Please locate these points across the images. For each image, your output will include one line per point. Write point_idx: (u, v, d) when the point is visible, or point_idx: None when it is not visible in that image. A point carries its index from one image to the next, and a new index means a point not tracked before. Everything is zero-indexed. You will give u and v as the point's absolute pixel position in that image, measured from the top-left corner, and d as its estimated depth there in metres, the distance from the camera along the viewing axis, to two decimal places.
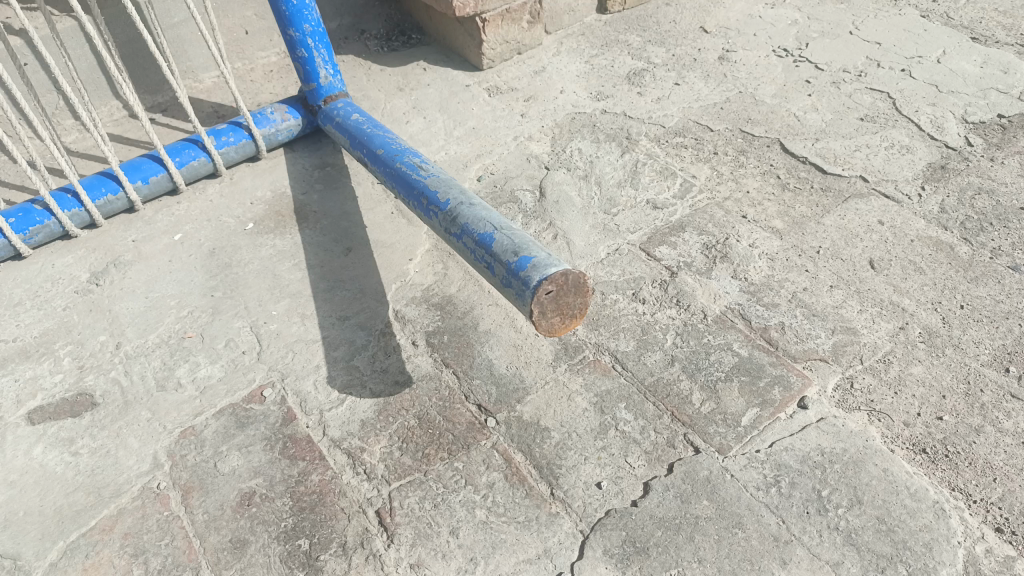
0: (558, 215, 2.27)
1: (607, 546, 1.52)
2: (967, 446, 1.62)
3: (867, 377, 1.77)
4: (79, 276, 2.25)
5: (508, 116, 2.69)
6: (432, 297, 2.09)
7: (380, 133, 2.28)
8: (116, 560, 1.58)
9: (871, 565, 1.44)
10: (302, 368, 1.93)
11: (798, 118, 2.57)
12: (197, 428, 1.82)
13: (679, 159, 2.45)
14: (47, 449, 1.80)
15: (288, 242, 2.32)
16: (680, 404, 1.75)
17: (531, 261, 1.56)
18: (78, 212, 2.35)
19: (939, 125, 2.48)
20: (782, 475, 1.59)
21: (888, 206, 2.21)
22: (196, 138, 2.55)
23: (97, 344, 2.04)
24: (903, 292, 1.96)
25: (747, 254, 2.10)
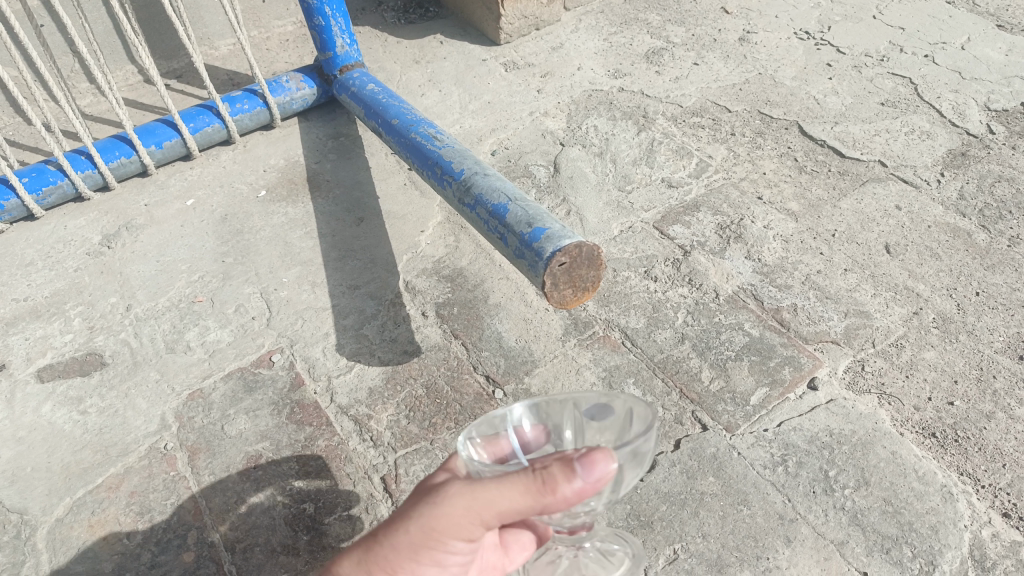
0: (572, 191, 2.26)
1: (610, 519, 1.51)
2: (977, 431, 1.60)
3: (878, 360, 1.75)
4: (91, 238, 2.25)
5: (524, 91, 2.67)
6: (443, 270, 2.08)
7: (395, 103, 2.26)
8: (122, 517, 1.59)
9: (876, 545, 1.44)
10: (311, 336, 1.93)
11: (818, 101, 2.54)
12: (205, 390, 1.83)
13: (695, 139, 2.43)
14: (57, 407, 1.81)
15: (300, 211, 2.31)
16: (688, 381, 1.74)
17: (545, 232, 1.56)
18: (91, 174, 2.35)
19: (961, 112, 2.45)
20: (789, 455, 1.59)
21: (906, 191, 2.19)
22: (211, 104, 2.54)
23: (107, 306, 2.05)
24: (919, 277, 1.94)
25: (762, 235, 2.08)
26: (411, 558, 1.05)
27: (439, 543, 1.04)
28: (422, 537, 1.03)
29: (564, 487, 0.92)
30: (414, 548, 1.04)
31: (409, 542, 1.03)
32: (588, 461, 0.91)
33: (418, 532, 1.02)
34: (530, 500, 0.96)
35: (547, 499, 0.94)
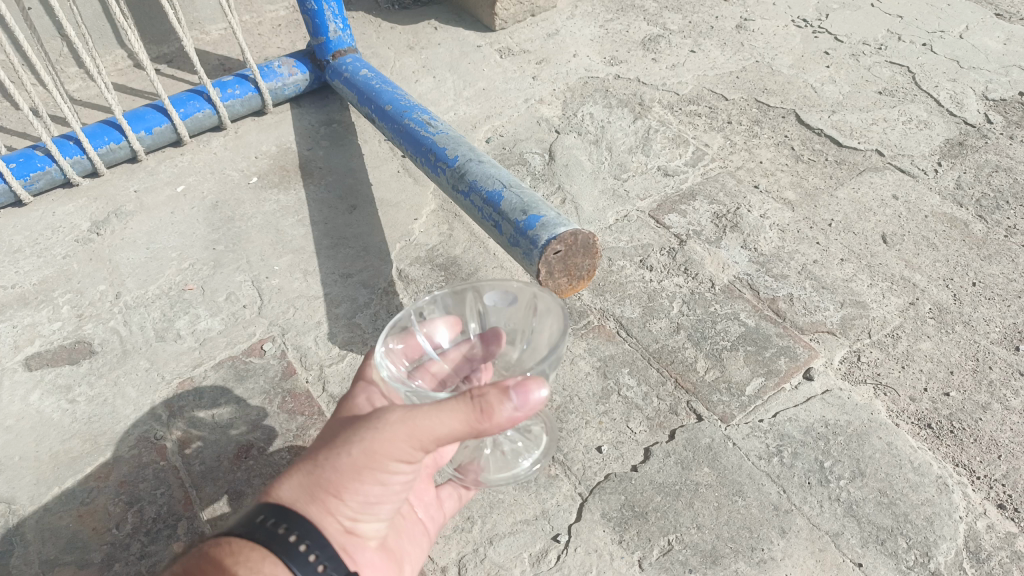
0: (567, 179, 2.23)
1: (605, 510, 1.50)
2: (973, 422, 1.60)
3: (874, 350, 1.74)
4: (80, 225, 2.22)
5: (519, 78, 2.64)
6: (436, 258, 2.06)
7: (389, 89, 2.23)
8: (112, 507, 1.57)
9: (871, 537, 1.43)
10: (303, 324, 1.91)
11: (815, 89, 2.52)
12: (195, 379, 1.81)
13: (692, 127, 2.41)
14: (45, 396, 1.79)
15: (292, 198, 2.29)
16: (683, 371, 1.73)
17: (540, 220, 1.54)
18: (80, 160, 2.31)
19: (959, 101, 2.43)
20: (784, 445, 1.58)
21: (903, 180, 2.17)
22: (202, 89, 2.51)
23: (96, 293, 2.02)
24: (915, 267, 1.92)
25: (758, 224, 2.07)
26: (353, 485, 1.06)
27: (380, 469, 1.06)
28: (364, 460, 1.05)
29: (501, 413, 0.97)
30: (355, 473, 1.06)
31: (352, 465, 1.05)
32: (522, 389, 0.98)
33: (361, 455, 1.05)
34: (470, 425, 1.00)
35: (486, 424, 0.99)
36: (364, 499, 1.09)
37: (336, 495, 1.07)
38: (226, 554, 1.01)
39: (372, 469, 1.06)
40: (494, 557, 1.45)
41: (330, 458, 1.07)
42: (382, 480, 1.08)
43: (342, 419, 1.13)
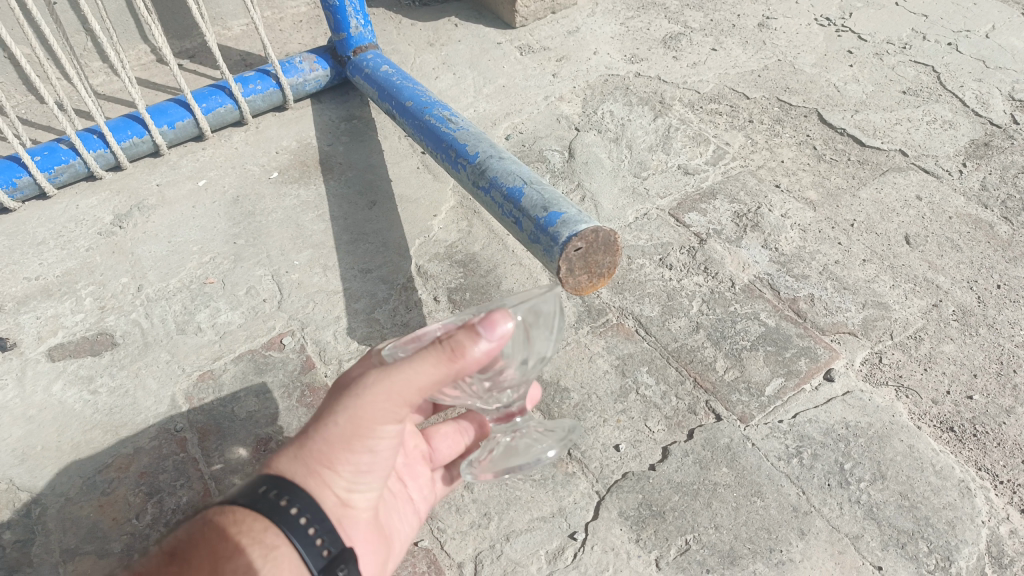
0: (586, 176, 2.23)
1: (622, 508, 1.50)
2: (996, 426, 1.58)
3: (896, 352, 1.73)
4: (103, 218, 2.24)
5: (539, 75, 2.64)
6: (455, 255, 2.07)
7: (410, 85, 2.24)
8: (133, 497, 1.59)
9: (892, 540, 1.42)
10: (322, 319, 1.92)
11: (838, 88, 2.50)
12: (215, 371, 1.82)
13: (712, 125, 2.40)
14: (67, 386, 1.81)
15: (312, 193, 2.30)
16: (702, 370, 1.72)
17: (560, 217, 1.54)
18: (103, 154, 2.34)
19: (985, 102, 2.41)
20: (804, 447, 1.57)
21: (927, 181, 2.15)
22: (224, 84, 2.52)
23: (118, 286, 2.04)
24: (939, 269, 1.90)
25: (779, 224, 2.05)
26: (345, 451, 1.12)
27: (369, 434, 1.11)
28: (352, 426, 1.10)
29: (474, 349, 1.02)
30: (345, 440, 1.12)
31: (340, 432, 1.11)
32: (486, 325, 1.02)
33: (348, 421, 1.10)
34: (445, 376, 1.05)
35: (460, 370, 1.04)
36: (356, 465, 1.14)
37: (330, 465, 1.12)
38: (229, 523, 1.06)
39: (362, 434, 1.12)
40: (511, 553, 1.46)
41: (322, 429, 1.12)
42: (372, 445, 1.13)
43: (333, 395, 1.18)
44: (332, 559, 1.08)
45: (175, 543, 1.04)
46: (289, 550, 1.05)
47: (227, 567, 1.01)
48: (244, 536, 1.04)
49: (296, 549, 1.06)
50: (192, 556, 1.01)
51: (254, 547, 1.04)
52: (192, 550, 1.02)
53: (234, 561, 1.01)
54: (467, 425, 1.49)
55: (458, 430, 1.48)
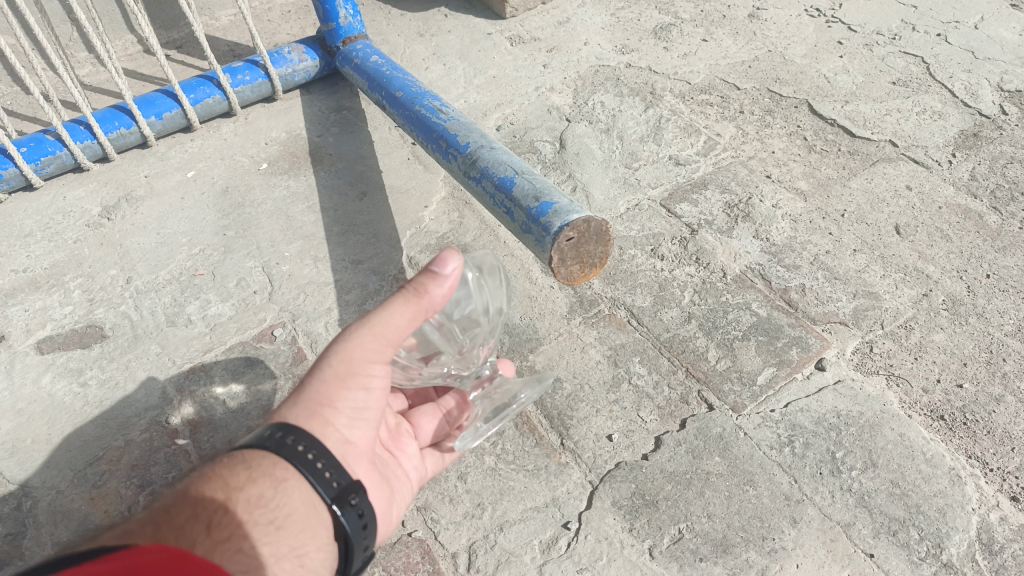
0: (578, 167, 2.23)
1: (615, 498, 1.50)
2: (986, 414, 1.59)
3: (887, 342, 1.74)
4: (91, 210, 2.22)
5: (530, 66, 2.63)
6: (447, 246, 2.06)
7: (400, 76, 2.22)
8: (123, 490, 1.58)
9: (883, 527, 1.43)
10: (313, 310, 1.91)
11: (828, 79, 2.50)
12: (206, 364, 1.81)
13: (703, 116, 2.40)
14: (56, 379, 1.79)
15: (302, 184, 2.28)
16: (695, 360, 1.73)
17: (552, 207, 1.53)
18: (90, 145, 2.31)
19: (974, 92, 2.42)
20: (796, 436, 1.57)
21: (917, 171, 2.16)
22: (212, 75, 2.50)
23: (107, 278, 2.02)
24: (929, 259, 1.91)
25: (770, 214, 2.06)
26: (340, 392, 1.20)
27: (359, 376, 1.21)
28: (344, 369, 1.20)
29: (435, 287, 1.20)
30: (339, 381, 1.19)
31: (334, 373, 1.19)
32: (441, 262, 1.20)
33: (340, 363, 1.19)
34: (418, 313, 1.20)
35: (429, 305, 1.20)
36: (352, 408, 1.21)
37: (328, 406, 1.19)
38: (237, 463, 1.09)
39: (354, 377, 1.21)
40: (504, 543, 1.46)
41: (315, 376, 1.20)
42: (364, 390, 1.22)
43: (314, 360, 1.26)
44: (343, 490, 1.12)
45: (184, 483, 1.05)
46: (299, 483, 1.10)
47: (240, 496, 1.04)
48: (254, 471, 1.08)
49: (306, 481, 1.10)
50: (206, 488, 1.03)
51: (265, 480, 1.08)
52: (205, 485, 1.04)
53: (247, 491, 1.05)
54: (449, 405, 1.51)
55: (442, 412, 1.50)
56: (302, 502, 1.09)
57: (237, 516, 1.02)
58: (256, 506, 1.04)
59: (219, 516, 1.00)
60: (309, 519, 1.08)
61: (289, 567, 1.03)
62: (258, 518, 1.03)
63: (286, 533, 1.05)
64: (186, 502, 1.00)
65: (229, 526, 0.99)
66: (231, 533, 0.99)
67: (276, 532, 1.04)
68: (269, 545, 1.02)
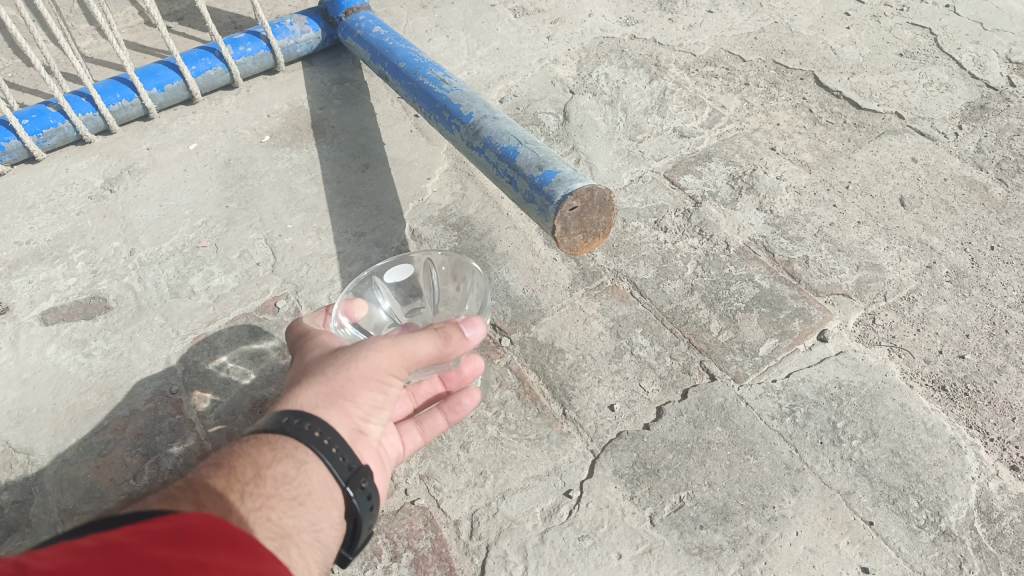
0: (581, 139, 2.22)
1: (617, 467, 1.51)
2: (987, 384, 1.59)
3: (890, 313, 1.73)
4: (93, 182, 2.22)
5: (534, 37, 2.60)
6: (449, 218, 2.06)
7: (402, 46, 2.21)
8: (129, 458, 1.59)
9: (883, 496, 1.44)
10: (316, 282, 1.92)
11: (835, 51, 2.48)
12: (210, 334, 1.82)
13: (708, 88, 2.38)
14: (61, 349, 1.81)
15: (305, 156, 2.27)
16: (697, 332, 1.73)
17: (556, 176, 1.52)
18: (92, 117, 2.30)
19: (981, 64, 2.39)
20: (797, 405, 1.58)
21: (923, 143, 2.15)
22: (214, 47, 2.48)
23: (110, 250, 2.03)
24: (933, 231, 1.91)
25: (774, 186, 2.05)
26: (361, 391, 1.21)
27: (380, 382, 1.23)
28: (369, 372, 1.21)
29: (461, 336, 1.24)
30: (363, 382, 1.21)
31: (359, 374, 1.21)
32: (472, 322, 1.25)
33: (365, 367, 1.21)
34: (440, 350, 1.25)
35: (449, 349, 1.25)
36: (369, 406, 1.22)
37: (347, 401, 1.19)
38: (262, 443, 1.09)
39: (373, 380, 1.22)
40: (507, 511, 1.47)
41: (335, 370, 1.21)
42: (380, 392, 1.23)
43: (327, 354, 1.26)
44: (355, 473, 1.13)
45: (211, 458, 1.04)
46: (317, 464, 1.10)
47: (267, 473, 1.04)
48: (279, 452, 1.08)
49: (323, 464, 1.10)
50: (236, 464, 1.03)
51: (287, 460, 1.07)
52: (234, 462, 1.03)
53: (273, 470, 1.05)
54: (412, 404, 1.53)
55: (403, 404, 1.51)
56: (320, 483, 1.09)
57: (264, 490, 1.02)
58: (280, 483, 1.04)
59: (250, 489, 1.00)
60: (325, 498, 1.08)
61: (309, 541, 1.03)
62: (283, 493, 1.03)
63: (308, 509, 1.05)
64: (219, 474, 1.00)
65: (257, 498, 0.99)
66: (260, 506, 0.99)
67: (300, 507, 1.04)
68: (293, 518, 1.02)
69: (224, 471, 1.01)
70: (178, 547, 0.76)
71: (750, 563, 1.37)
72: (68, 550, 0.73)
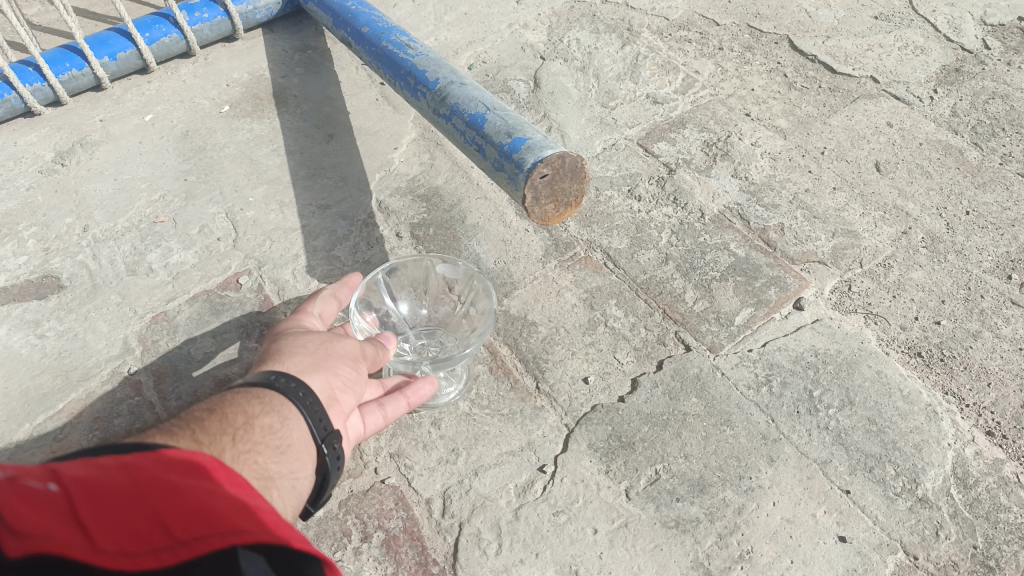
0: (553, 106, 2.15)
1: (591, 440, 1.48)
2: (963, 350, 1.58)
3: (865, 280, 1.71)
4: (44, 155, 2.12)
5: (503, 2, 2.53)
6: (417, 189, 1.99)
7: (366, 11, 2.12)
8: (86, 442, 1.53)
9: (860, 464, 1.42)
10: (280, 257, 1.85)
11: (810, 14, 2.43)
12: (169, 313, 1.75)
13: (681, 53, 2.32)
14: (12, 331, 1.73)
15: (266, 127, 2.19)
16: (672, 302, 1.70)
17: (524, 142, 1.46)
18: (41, 88, 2.20)
19: (956, 27, 2.36)
20: (774, 375, 1.55)
21: (898, 108, 2.12)
22: (168, 13, 2.38)
23: (62, 226, 1.94)
24: (909, 196, 1.88)
25: (749, 152, 2.01)
26: (338, 364, 1.26)
27: (353, 362, 1.29)
28: (341, 351, 1.29)
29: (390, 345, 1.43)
30: (336, 358, 1.27)
31: (333, 351, 1.28)
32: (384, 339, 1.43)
33: (337, 347, 1.29)
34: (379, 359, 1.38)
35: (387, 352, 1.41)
36: (346, 382, 1.26)
37: (326, 368, 1.24)
38: (249, 395, 1.11)
39: (346, 359, 1.29)
40: (479, 488, 1.43)
41: (313, 348, 1.27)
42: (353, 367, 1.29)
43: (300, 335, 1.32)
44: (333, 435, 1.15)
45: (202, 404, 1.07)
46: (299, 420, 1.12)
47: (254, 422, 1.06)
48: (264, 405, 1.10)
49: (304, 420, 1.12)
50: (226, 410, 1.06)
51: (273, 413, 1.10)
52: (222, 409, 1.06)
53: (260, 420, 1.07)
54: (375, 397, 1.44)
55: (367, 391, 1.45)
56: (301, 438, 1.11)
57: (251, 436, 1.04)
58: (268, 432, 1.07)
59: (238, 433, 1.03)
60: (304, 452, 1.10)
61: (288, 488, 1.06)
62: (269, 441, 1.06)
63: (289, 459, 1.07)
64: (211, 418, 1.03)
65: (245, 443, 1.02)
66: (248, 450, 1.02)
67: (283, 456, 1.07)
68: (277, 465, 1.05)
69: (216, 415, 1.04)
70: (186, 474, 0.83)
71: (727, 535, 1.35)
72: (92, 464, 0.83)
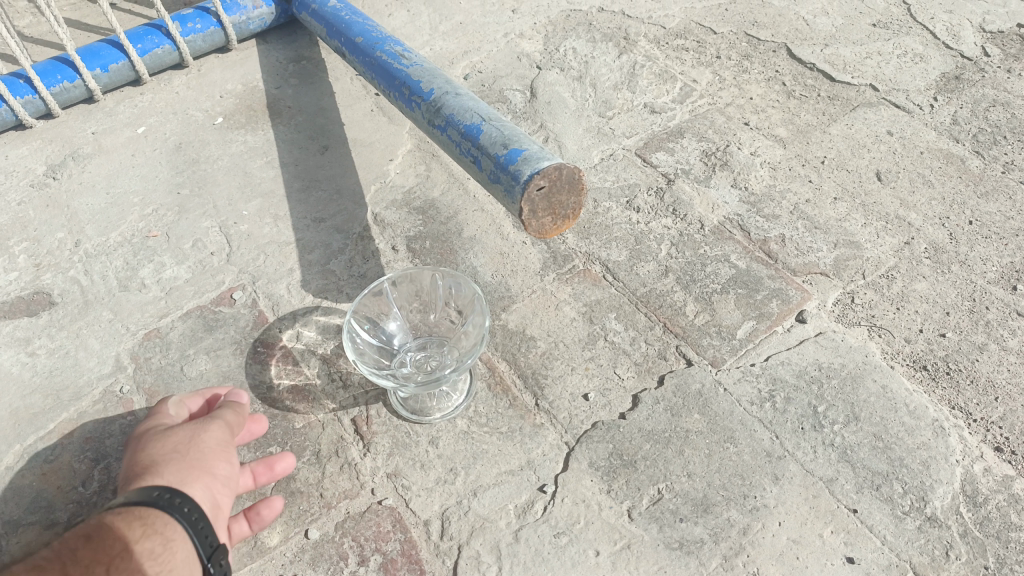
0: (550, 117, 2.13)
1: (593, 459, 1.45)
2: (969, 363, 1.56)
3: (868, 292, 1.69)
4: (35, 169, 2.09)
5: (498, 11, 2.50)
6: (413, 201, 1.97)
7: (360, 21, 2.10)
8: (77, 464, 1.50)
9: (866, 482, 1.39)
10: (274, 272, 1.82)
11: (807, 22, 2.42)
12: (162, 330, 1.72)
13: (679, 62, 2.30)
14: (2, 349, 1.69)
15: (260, 139, 2.16)
16: (673, 315, 1.67)
17: (521, 154, 1.43)
18: (32, 100, 2.17)
19: (955, 34, 2.35)
20: (777, 390, 1.53)
21: (898, 116, 2.10)
22: (160, 24, 2.35)
23: (53, 241, 1.91)
24: (911, 206, 1.86)
25: (749, 162, 1.99)
26: (218, 462, 1.29)
27: (227, 454, 1.32)
28: (220, 446, 1.32)
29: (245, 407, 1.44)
30: (216, 451, 1.31)
31: (208, 447, 1.31)
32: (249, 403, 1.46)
33: (215, 443, 1.32)
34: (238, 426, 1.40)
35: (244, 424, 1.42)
36: (225, 480, 1.29)
37: (204, 471, 1.26)
38: (131, 516, 1.13)
39: (219, 454, 1.31)
40: (478, 509, 1.40)
41: (189, 450, 1.28)
42: (229, 462, 1.31)
43: (164, 434, 1.31)
44: (217, 548, 1.20)
45: (80, 529, 1.09)
46: (184, 540, 1.16)
47: (137, 547, 1.10)
48: (148, 527, 1.13)
49: (192, 540, 1.17)
50: (106, 537, 1.09)
51: (156, 536, 1.13)
52: (103, 536, 1.09)
53: (142, 545, 1.11)
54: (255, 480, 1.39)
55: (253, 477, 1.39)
56: (184, 559, 1.15)
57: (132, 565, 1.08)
58: (150, 558, 1.10)
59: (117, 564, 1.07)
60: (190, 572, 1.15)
61: None
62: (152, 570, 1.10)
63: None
64: (90, 547, 1.07)
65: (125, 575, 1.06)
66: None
67: None
68: None
69: (94, 545, 1.07)
70: None
71: (732, 556, 1.32)
72: None
